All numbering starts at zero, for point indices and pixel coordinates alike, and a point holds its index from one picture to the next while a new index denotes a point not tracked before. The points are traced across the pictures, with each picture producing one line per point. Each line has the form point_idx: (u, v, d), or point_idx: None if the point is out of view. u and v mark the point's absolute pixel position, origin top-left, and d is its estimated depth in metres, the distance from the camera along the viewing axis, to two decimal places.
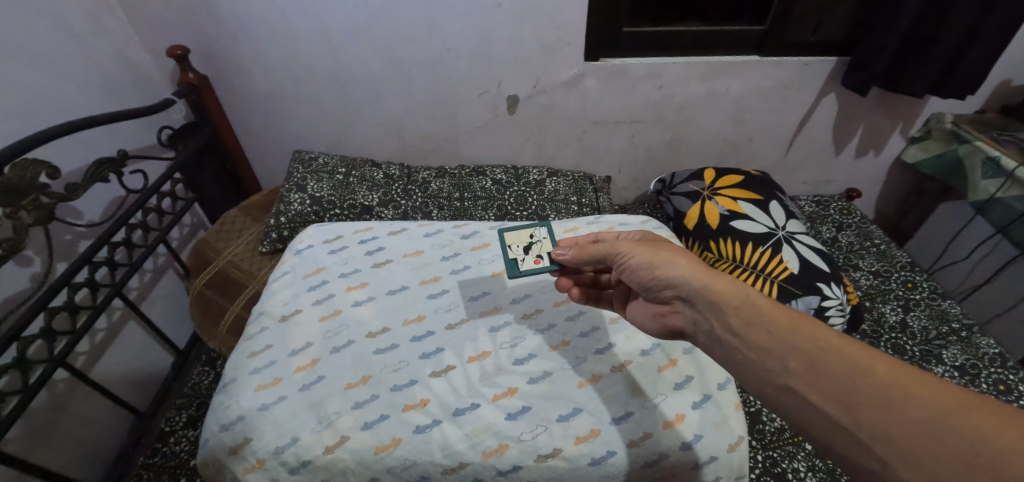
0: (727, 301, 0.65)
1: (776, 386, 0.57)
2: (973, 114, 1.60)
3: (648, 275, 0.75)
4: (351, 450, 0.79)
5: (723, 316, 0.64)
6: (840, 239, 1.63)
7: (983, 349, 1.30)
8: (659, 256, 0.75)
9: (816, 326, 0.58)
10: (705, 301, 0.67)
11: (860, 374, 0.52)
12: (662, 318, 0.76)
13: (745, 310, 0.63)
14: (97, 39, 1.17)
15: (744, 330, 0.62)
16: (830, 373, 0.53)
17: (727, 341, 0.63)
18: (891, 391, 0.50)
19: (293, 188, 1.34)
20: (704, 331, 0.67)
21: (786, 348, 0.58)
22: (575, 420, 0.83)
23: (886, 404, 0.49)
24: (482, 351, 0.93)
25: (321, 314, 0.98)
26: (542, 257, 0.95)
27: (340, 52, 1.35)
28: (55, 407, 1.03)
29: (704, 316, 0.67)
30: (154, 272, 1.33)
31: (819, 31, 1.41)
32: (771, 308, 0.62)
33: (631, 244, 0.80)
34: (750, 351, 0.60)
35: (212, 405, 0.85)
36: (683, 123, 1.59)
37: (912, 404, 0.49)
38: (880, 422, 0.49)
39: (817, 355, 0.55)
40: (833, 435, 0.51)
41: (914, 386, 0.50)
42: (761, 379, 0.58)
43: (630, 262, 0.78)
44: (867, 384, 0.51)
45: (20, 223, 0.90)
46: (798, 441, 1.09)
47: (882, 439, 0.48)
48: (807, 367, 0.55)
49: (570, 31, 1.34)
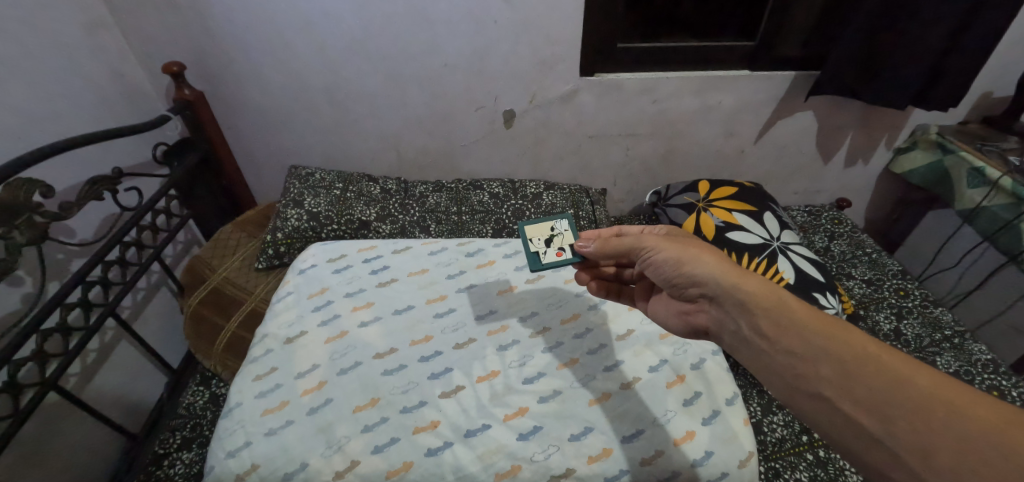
0: (757, 302, 0.65)
1: (806, 392, 0.57)
2: (957, 125, 1.65)
3: (673, 272, 0.77)
4: (361, 475, 0.78)
5: (753, 318, 0.65)
6: (833, 248, 1.65)
7: (976, 355, 1.32)
8: (687, 253, 0.76)
9: (849, 332, 0.58)
10: (732, 301, 0.68)
11: (895, 384, 0.52)
12: (688, 317, 0.79)
13: (774, 311, 0.63)
14: (92, 56, 1.17)
15: (773, 332, 0.62)
16: (865, 382, 0.53)
17: (755, 343, 0.64)
18: (930, 404, 0.50)
19: (290, 204, 1.33)
20: (731, 332, 0.68)
21: (819, 353, 0.57)
22: (587, 439, 0.83)
23: (922, 419, 0.50)
24: (491, 370, 0.92)
25: (326, 336, 0.97)
26: (565, 249, 0.92)
27: (338, 69, 1.35)
28: (44, 432, 1.00)
29: (733, 316, 0.68)
30: (147, 290, 1.31)
31: (807, 45, 1.44)
32: (802, 309, 0.62)
33: (657, 239, 0.80)
34: (777, 354, 0.61)
35: (218, 429, 0.84)
36: (676, 136, 1.62)
37: (953, 418, 0.49)
38: (918, 436, 0.49)
39: (850, 363, 0.55)
40: (865, 446, 0.52)
41: (952, 399, 0.50)
42: (791, 385, 0.59)
43: (656, 258, 0.79)
44: (903, 395, 0.51)
45: (14, 243, 0.89)
46: (800, 451, 1.10)
47: (920, 453, 0.48)
48: (840, 375, 0.55)
49: (566, 46, 1.36)
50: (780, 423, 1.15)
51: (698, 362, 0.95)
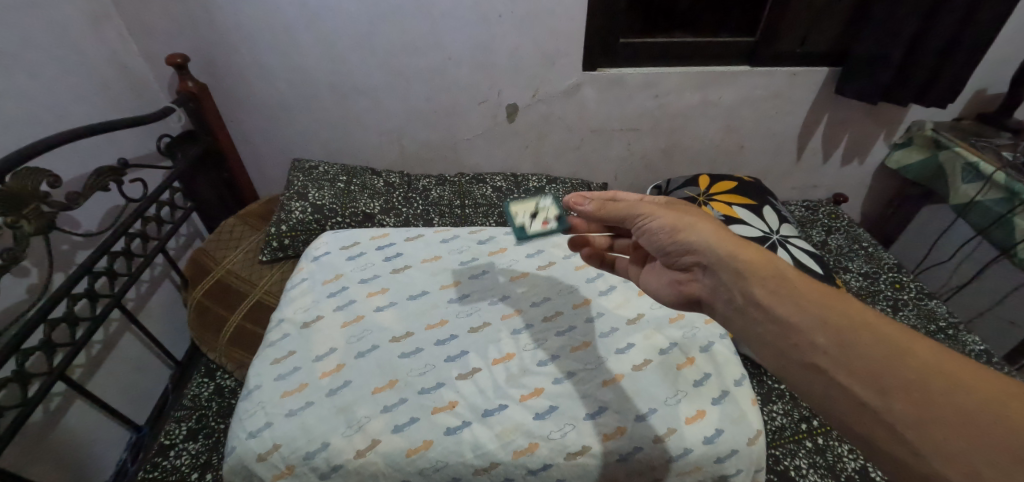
0: (754, 271, 0.67)
1: (800, 361, 0.58)
2: (951, 121, 1.67)
3: (668, 239, 0.78)
4: (382, 453, 0.79)
5: (748, 286, 0.66)
6: (830, 242, 1.68)
7: (970, 346, 1.35)
8: (682, 221, 0.77)
9: (848, 302, 0.59)
10: (728, 270, 0.70)
11: (891, 354, 0.53)
12: (681, 286, 0.80)
13: (771, 280, 0.65)
14: (96, 47, 1.16)
15: (768, 300, 0.64)
16: (861, 353, 0.54)
17: (750, 311, 0.66)
18: (927, 374, 0.51)
19: (294, 196, 1.33)
20: (724, 301, 0.70)
21: (815, 324, 0.59)
22: (601, 419, 0.84)
23: (917, 389, 0.51)
24: (507, 353, 0.94)
25: (342, 321, 0.98)
26: (549, 220, 1.05)
27: (342, 62, 1.36)
28: (51, 422, 1.00)
29: (727, 284, 0.69)
30: (150, 283, 1.30)
31: (806, 42, 1.46)
32: (798, 279, 0.64)
33: (652, 206, 0.81)
34: (771, 322, 0.63)
35: (237, 412, 0.84)
36: (677, 131, 1.63)
37: (947, 389, 0.50)
38: (911, 406, 0.50)
39: (846, 333, 0.56)
40: (857, 414, 0.53)
41: (949, 370, 0.51)
42: (787, 354, 0.60)
43: (649, 226, 0.80)
44: (900, 365, 0.52)
45: (22, 233, 0.89)
46: (800, 439, 1.12)
47: (912, 422, 0.50)
48: (835, 344, 0.56)
49: (568, 41, 1.37)
50: (780, 411, 1.17)
51: (706, 344, 0.97)
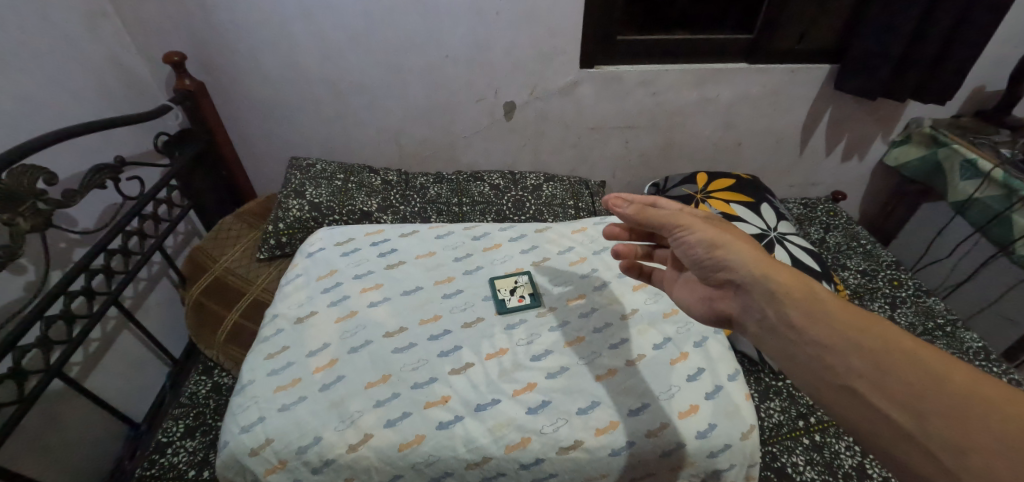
0: (787, 292, 0.63)
1: (834, 383, 0.56)
2: (949, 119, 1.67)
3: (706, 254, 0.72)
4: (374, 448, 0.79)
5: (781, 306, 0.63)
6: (828, 239, 1.68)
7: (968, 343, 1.35)
8: (722, 237, 0.72)
9: (884, 324, 0.57)
10: (762, 291, 0.65)
11: (929, 378, 0.51)
12: (714, 303, 0.75)
13: (806, 302, 0.61)
14: (92, 45, 1.16)
15: (803, 322, 0.60)
16: (899, 376, 0.52)
17: (783, 332, 0.62)
18: (967, 399, 0.49)
19: (291, 194, 1.33)
20: (756, 321, 0.66)
21: (848, 343, 0.56)
22: (594, 413, 0.84)
23: (957, 414, 0.49)
24: (500, 348, 0.94)
25: (336, 316, 0.98)
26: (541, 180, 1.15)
27: (339, 59, 1.35)
28: (48, 420, 1.00)
29: (757, 303, 0.65)
30: (148, 281, 1.31)
31: (804, 39, 1.46)
32: (832, 301, 0.61)
33: (693, 219, 0.76)
34: (805, 344, 0.59)
35: (230, 408, 0.84)
36: (675, 129, 1.63)
37: (991, 415, 0.47)
38: (951, 432, 0.48)
39: (882, 356, 0.54)
40: (893, 439, 0.51)
41: (991, 396, 0.49)
42: (818, 375, 0.58)
43: (687, 238, 0.75)
44: (939, 390, 0.50)
45: (17, 229, 0.88)
46: (797, 436, 1.12)
47: (953, 449, 0.47)
48: (870, 368, 0.54)
49: (566, 38, 1.37)
50: (777, 408, 1.17)
51: (700, 340, 0.97)
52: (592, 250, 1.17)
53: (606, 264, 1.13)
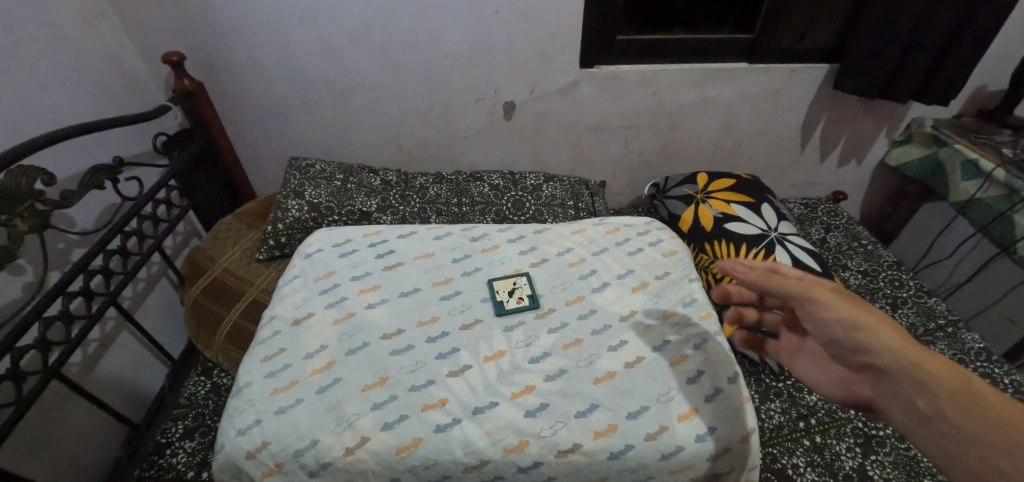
0: (941, 383, 0.54)
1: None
2: (951, 119, 1.67)
3: (847, 335, 0.63)
4: (371, 451, 0.79)
5: (932, 397, 0.54)
6: (829, 240, 1.67)
7: (969, 344, 1.34)
8: (865, 318, 0.62)
9: None
10: (907, 377, 0.56)
11: None
12: (851, 386, 0.66)
13: (961, 394, 0.53)
14: (91, 45, 1.16)
15: (958, 418, 0.52)
16: None
17: (931, 425, 0.53)
18: None
19: (290, 194, 1.33)
20: (903, 412, 0.56)
21: (1014, 446, 0.48)
22: (593, 416, 0.84)
23: None
24: (498, 350, 0.93)
25: (334, 318, 0.97)
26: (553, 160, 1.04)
27: (338, 59, 1.35)
28: (47, 421, 1.00)
29: (905, 393, 0.56)
30: (147, 281, 1.30)
31: (805, 39, 1.45)
32: (994, 397, 0.52)
33: (828, 293, 0.66)
34: (960, 442, 0.51)
35: (226, 410, 0.84)
36: (675, 128, 1.63)
37: None
38: None
39: None
40: None
41: None
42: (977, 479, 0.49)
43: (821, 315, 0.65)
44: None
45: (16, 231, 0.88)
46: (797, 437, 1.12)
47: None
48: None
49: (566, 37, 1.37)
50: (777, 409, 1.16)
51: (700, 342, 0.97)
52: (591, 251, 1.16)
53: (606, 266, 1.12)
